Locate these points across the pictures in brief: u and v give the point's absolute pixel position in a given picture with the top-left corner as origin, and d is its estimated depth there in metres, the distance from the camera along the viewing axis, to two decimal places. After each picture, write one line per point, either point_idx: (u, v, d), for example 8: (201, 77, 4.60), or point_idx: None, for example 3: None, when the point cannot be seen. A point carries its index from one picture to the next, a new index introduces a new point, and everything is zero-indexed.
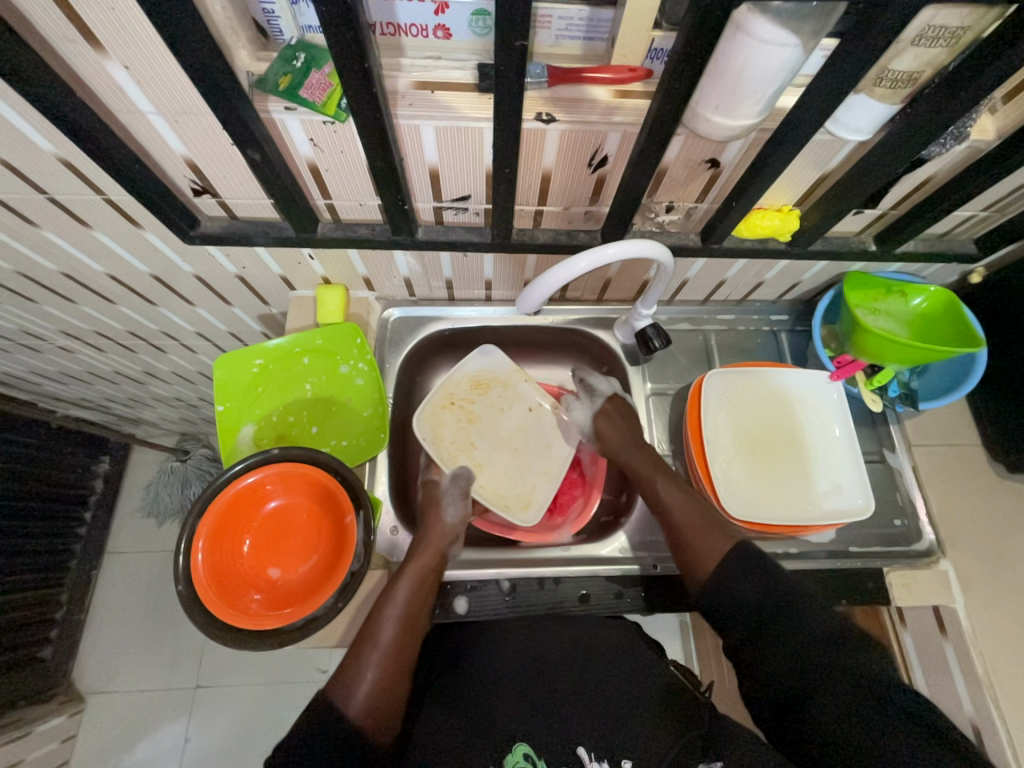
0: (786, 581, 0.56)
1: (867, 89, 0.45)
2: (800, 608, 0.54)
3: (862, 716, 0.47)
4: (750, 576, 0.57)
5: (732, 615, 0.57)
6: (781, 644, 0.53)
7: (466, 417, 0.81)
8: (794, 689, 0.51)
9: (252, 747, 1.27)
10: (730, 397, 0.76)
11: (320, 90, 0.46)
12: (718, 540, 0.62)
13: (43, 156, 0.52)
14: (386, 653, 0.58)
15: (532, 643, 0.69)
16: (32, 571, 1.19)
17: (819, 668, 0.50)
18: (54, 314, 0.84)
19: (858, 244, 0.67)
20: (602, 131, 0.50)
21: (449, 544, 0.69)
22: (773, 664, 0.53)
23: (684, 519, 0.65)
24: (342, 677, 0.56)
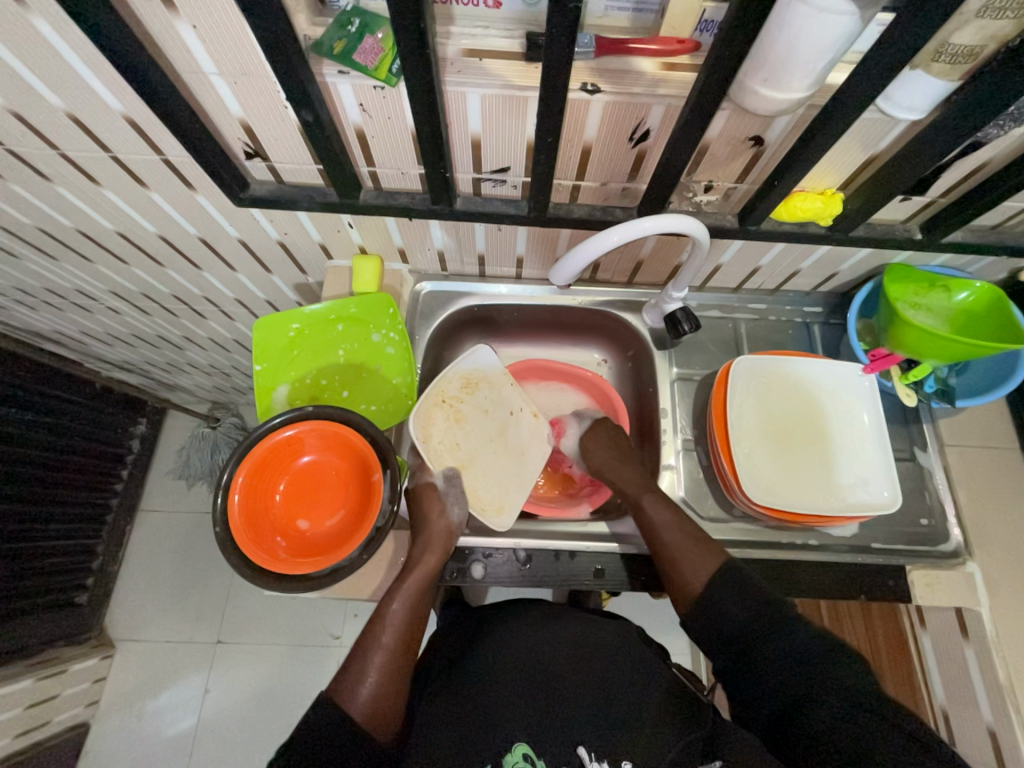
0: (771, 600, 0.59)
1: (924, 64, 0.45)
2: (785, 624, 0.57)
3: (849, 724, 0.51)
4: (737, 594, 0.60)
5: (722, 633, 0.59)
6: (772, 659, 0.56)
7: (454, 417, 0.78)
8: (787, 699, 0.54)
9: (269, 701, 1.33)
10: (757, 387, 0.75)
11: (373, 55, 0.48)
12: (702, 554, 0.64)
13: (112, 115, 0.55)
14: (389, 657, 0.59)
15: (532, 638, 0.71)
16: (74, 520, 1.26)
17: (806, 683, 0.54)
18: (107, 274, 0.89)
19: (903, 232, 0.65)
20: (646, 104, 0.51)
21: (451, 544, 0.68)
22: (765, 678, 0.56)
23: (671, 540, 0.65)
24: (346, 679, 0.57)
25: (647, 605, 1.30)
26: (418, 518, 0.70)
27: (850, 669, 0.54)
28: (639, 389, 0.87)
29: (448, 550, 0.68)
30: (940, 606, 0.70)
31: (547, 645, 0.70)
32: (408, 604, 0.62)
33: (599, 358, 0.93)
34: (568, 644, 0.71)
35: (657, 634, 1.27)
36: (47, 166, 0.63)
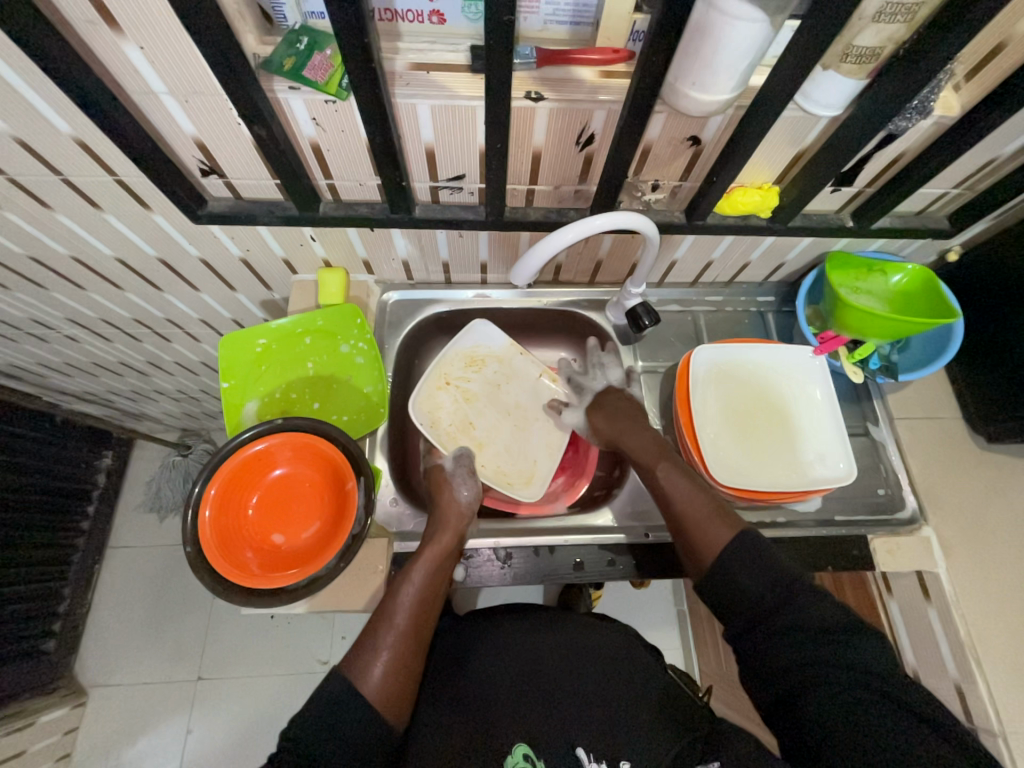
0: (789, 571, 0.56)
1: (835, 65, 0.49)
2: (800, 601, 0.55)
3: (865, 712, 0.49)
4: (754, 569, 0.57)
5: (736, 605, 0.57)
6: (786, 635, 0.54)
7: (462, 396, 0.85)
8: (799, 682, 0.52)
9: (256, 735, 1.29)
10: (741, 358, 0.79)
11: (323, 70, 0.49)
12: (716, 527, 0.62)
13: (60, 137, 0.55)
14: (401, 637, 0.59)
15: (526, 646, 0.72)
16: (38, 561, 1.21)
17: (819, 660, 0.52)
18: (62, 301, 0.87)
19: (837, 221, 0.70)
20: (588, 109, 0.53)
21: (467, 525, 0.68)
22: (777, 657, 0.53)
23: (685, 511, 0.64)
24: (360, 656, 0.57)
25: (635, 602, 1.31)
26: (433, 501, 0.72)
27: (866, 649, 0.52)
28: None
29: (462, 531, 0.68)
30: (902, 571, 0.74)
31: (540, 652, 0.71)
32: (422, 583, 0.62)
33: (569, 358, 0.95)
34: (560, 649, 0.72)
35: (647, 629, 1.28)
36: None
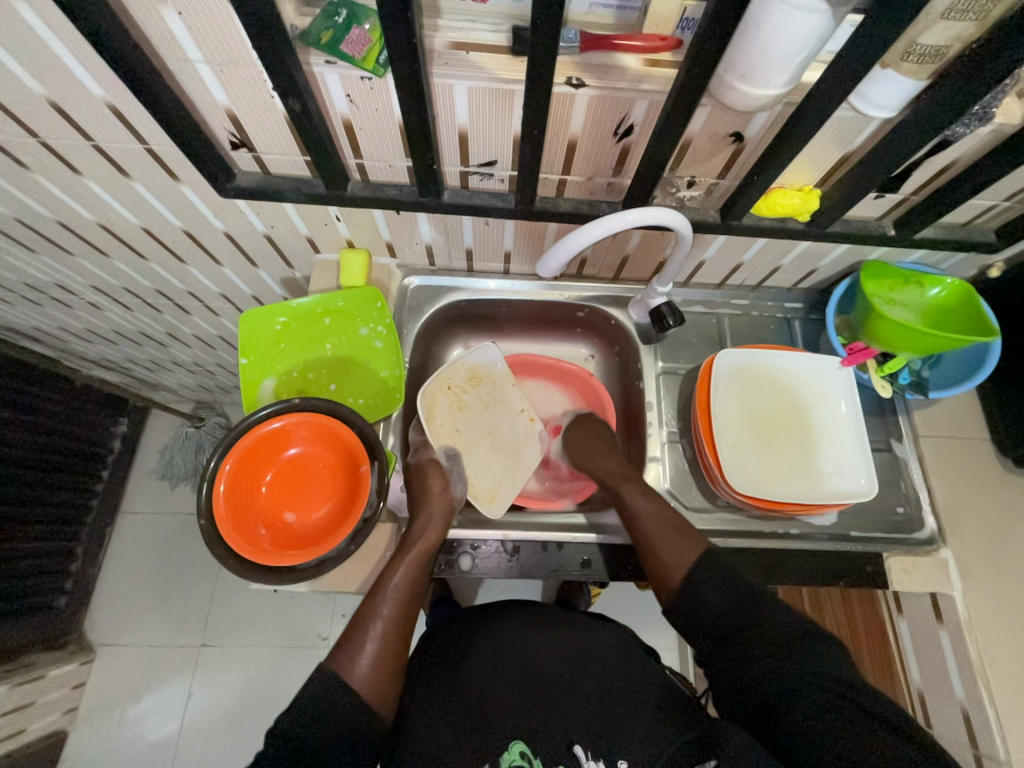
0: (751, 588, 0.59)
1: (894, 63, 0.46)
2: (763, 613, 0.56)
3: (840, 722, 0.49)
4: (721, 584, 0.59)
5: (703, 622, 0.58)
6: (750, 648, 0.55)
7: (456, 406, 0.80)
8: (768, 697, 0.52)
9: (254, 705, 1.31)
10: (742, 368, 0.77)
11: (360, 45, 0.48)
12: (682, 546, 0.63)
13: (94, 102, 0.54)
14: (387, 628, 0.58)
15: (523, 646, 0.71)
16: (52, 521, 1.23)
17: (789, 680, 0.52)
18: (87, 267, 0.87)
19: (878, 228, 0.67)
20: (630, 98, 0.52)
21: (450, 517, 0.69)
22: (744, 673, 0.54)
23: (651, 529, 0.66)
24: (346, 650, 0.57)
25: (635, 603, 1.30)
26: (416, 494, 0.71)
27: (827, 653, 0.53)
28: (626, 382, 0.88)
29: (447, 523, 0.69)
30: (915, 591, 0.72)
31: (537, 654, 0.70)
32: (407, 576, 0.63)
33: (587, 353, 0.94)
34: (559, 652, 0.70)
35: (645, 630, 1.28)
36: (27, 154, 0.62)
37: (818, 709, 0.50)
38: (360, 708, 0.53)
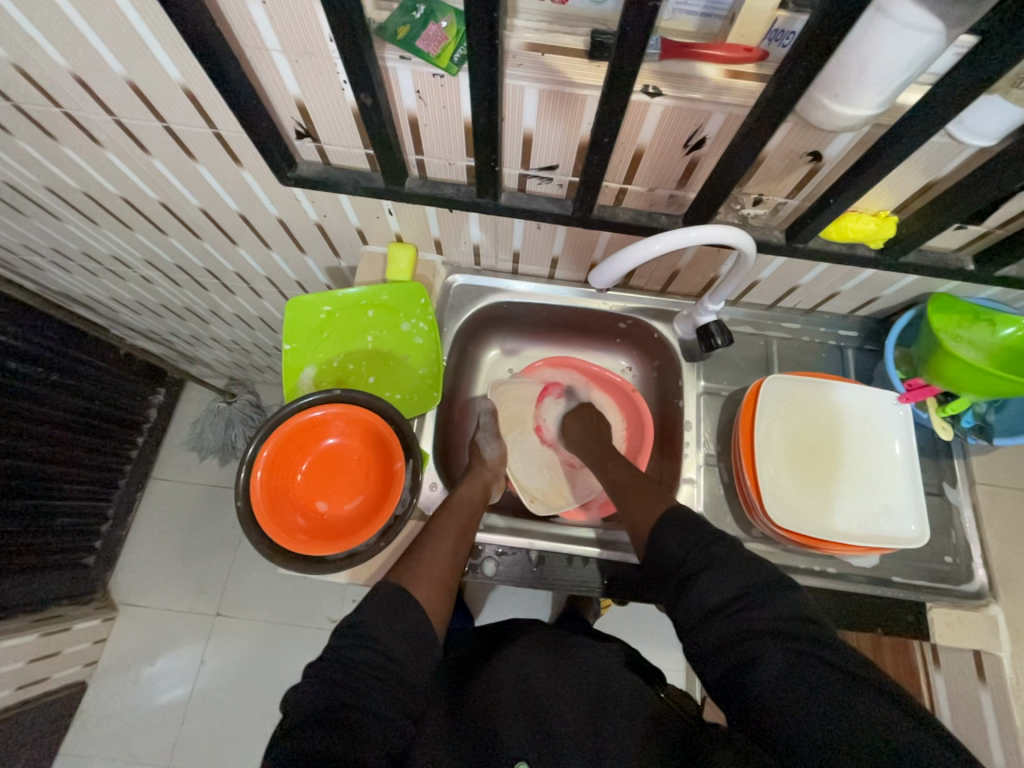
0: (706, 534, 0.59)
1: (1002, 90, 0.43)
2: (722, 560, 0.56)
3: (810, 682, 0.45)
4: (678, 534, 0.60)
5: (662, 572, 0.60)
6: (707, 593, 0.54)
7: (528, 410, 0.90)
8: (730, 655, 0.50)
9: (263, 678, 1.34)
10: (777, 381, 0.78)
11: (436, 43, 0.47)
12: (645, 506, 0.67)
13: (171, 84, 0.55)
14: (444, 554, 0.64)
15: (531, 664, 0.67)
16: (89, 481, 1.29)
17: (743, 633, 0.50)
18: (144, 242, 0.90)
19: (955, 262, 0.64)
20: (706, 111, 0.50)
21: (490, 475, 0.78)
22: (705, 626, 0.53)
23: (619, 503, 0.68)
24: (407, 570, 0.61)
25: (648, 618, 1.27)
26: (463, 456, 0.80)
27: (784, 599, 0.51)
28: (664, 399, 0.86)
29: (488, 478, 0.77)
30: (959, 647, 0.69)
31: (543, 675, 0.65)
32: (461, 513, 0.69)
33: (625, 365, 0.92)
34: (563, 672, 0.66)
35: (654, 650, 1.26)
36: (100, 131, 0.64)
37: (782, 668, 0.47)
38: (422, 617, 0.57)
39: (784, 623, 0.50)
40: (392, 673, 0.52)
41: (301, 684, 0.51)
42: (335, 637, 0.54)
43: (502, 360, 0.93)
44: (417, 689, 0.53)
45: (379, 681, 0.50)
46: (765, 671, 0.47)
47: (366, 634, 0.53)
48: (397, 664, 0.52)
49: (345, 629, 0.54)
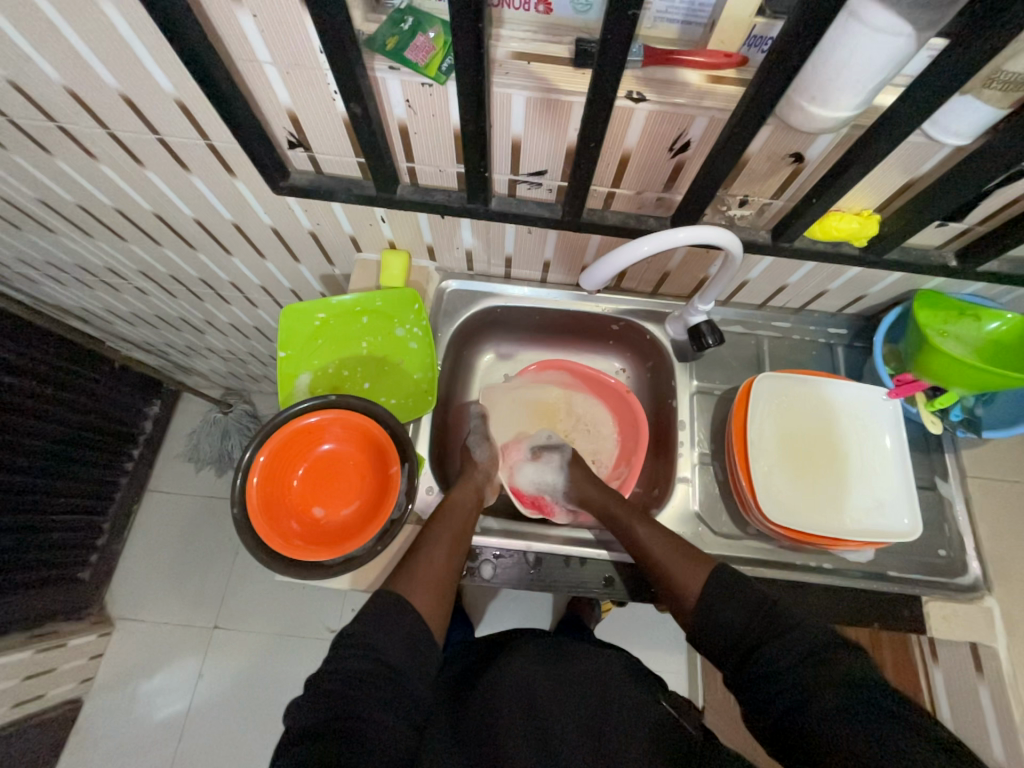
0: (761, 595, 0.57)
1: (975, 90, 0.45)
2: (783, 628, 0.54)
3: (882, 745, 0.43)
4: (733, 601, 0.58)
5: (722, 644, 0.57)
6: (766, 664, 0.52)
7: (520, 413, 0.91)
8: (793, 717, 0.48)
9: (262, 691, 1.33)
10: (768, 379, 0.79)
11: (424, 53, 0.48)
12: (692, 571, 0.63)
13: (164, 97, 0.56)
14: (438, 560, 0.64)
15: (533, 671, 0.67)
16: (84, 494, 1.28)
17: (799, 684, 0.49)
18: (138, 253, 0.90)
19: (938, 258, 0.65)
20: (689, 115, 0.51)
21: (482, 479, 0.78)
22: (769, 695, 0.51)
23: (660, 558, 0.65)
24: (402, 577, 0.61)
25: (648, 621, 1.27)
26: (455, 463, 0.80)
27: (839, 660, 0.50)
28: (658, 399, 0.86)
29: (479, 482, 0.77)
30: (953, 640, 0.69)
31: (543, 682, 0.65)
32: (454, 518, 0.69)
33: (618, 367, 0.93)
34: (565, 680, 0.66)
35: (656, 653, 1.25)
36: (95, 144, 0.65)
37: (846, 728, 0.45)
38: (419, 623, 0.56)
39: (844, 685, 0.48)
40: (391, 680, 0.51)
41: (301, 696, 0.51)
42: (331, 648, 0.54)
43: (496, 364, 0.94)
44: (417, 697, 0.52)
45: (377, 689, 0.50)
46: (834, 731, 0.46)
47: (362, 644, 0.53)
48: (394, 671, 0.52)
49: (341, 639, 0.53)
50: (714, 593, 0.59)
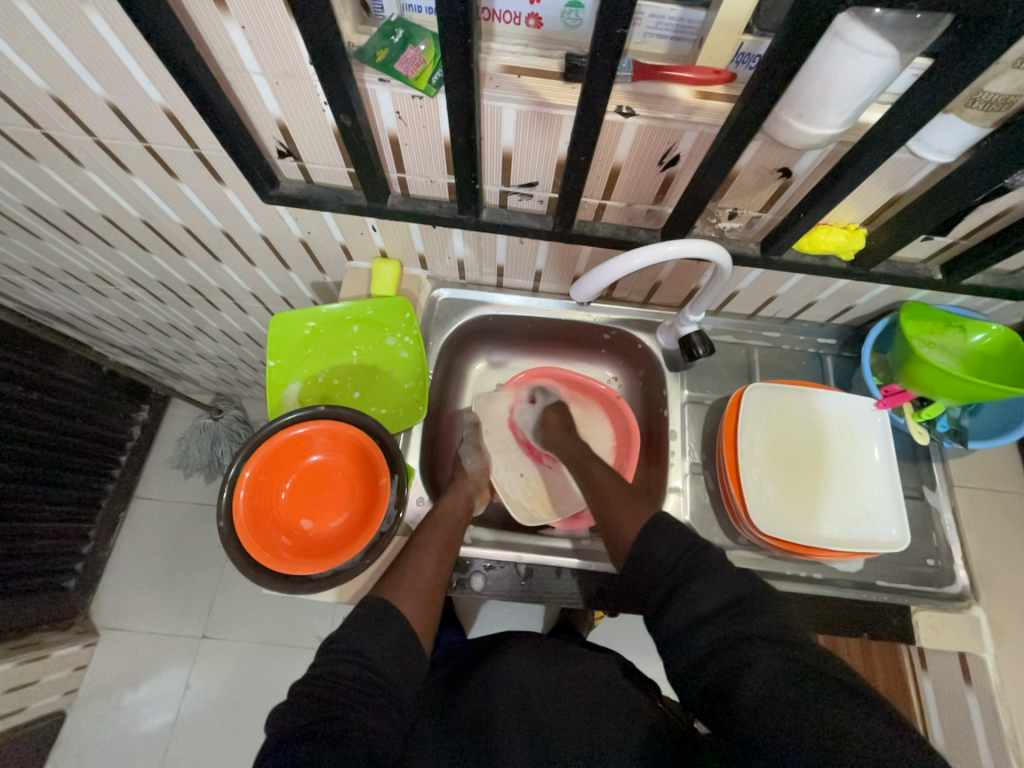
0: (696, 543, 0.57)
1: (957, 109, 0.46)
2: (710, 569, 0.54)
3: (798, 691, 0.44)
4: (666, 540, 0.58)
5: (651, 585, 0.57)
6: (692, 605, 0.52)
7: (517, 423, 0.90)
8: (717, 664, 0.48)
9: (249, 702, 1.31)
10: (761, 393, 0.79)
11: (414, 66, 0.48)
12: (633, 502, 0.67)
13: (152, 106, 0.56)
14: (428, 569, 0.63)
15: (522, 670, 0.66)
16: (69, 502, 1.26)
17: (734, 638, 0.49)
18: (126, 260, 0.89)
19: (924, 272, 0.66)
20: (679, 130, 0.51)
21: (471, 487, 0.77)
22: (692, 637, 0.51)
23: (607, 491, 0.71)
24: (393, 586, 0.60)
25: (641, 628, 1.26)
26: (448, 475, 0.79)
27: (773, 613, 0.50)
28: (650, 409, 0.87)
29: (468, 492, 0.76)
30: (942, 650, 0.69)
31: (533, 682, 0.64)
32: (444, 527, 0.68)
33: (610, 375, 0.93)
34: (556, 680, 0.65)
35: (647, 661, 1.24)
36: (81, 152, 0.64)
37: (769, 675, 0.46)
38: (407, 630, 0.56)
39: (769, 634, 0.49)
40: (376, 686, 0.51)
41: (284, 704, 0.49)
42: (319, 656, 0.53)
43: (488, 372, 0.94)
44: (404, 705, 0.52)
45: (360, 694, 0.50)
46: (766, 691, 0.45)
47: (350, 650, 0.52)
48: (382, 676, 0.52)
49: (328, 648, 0.53)
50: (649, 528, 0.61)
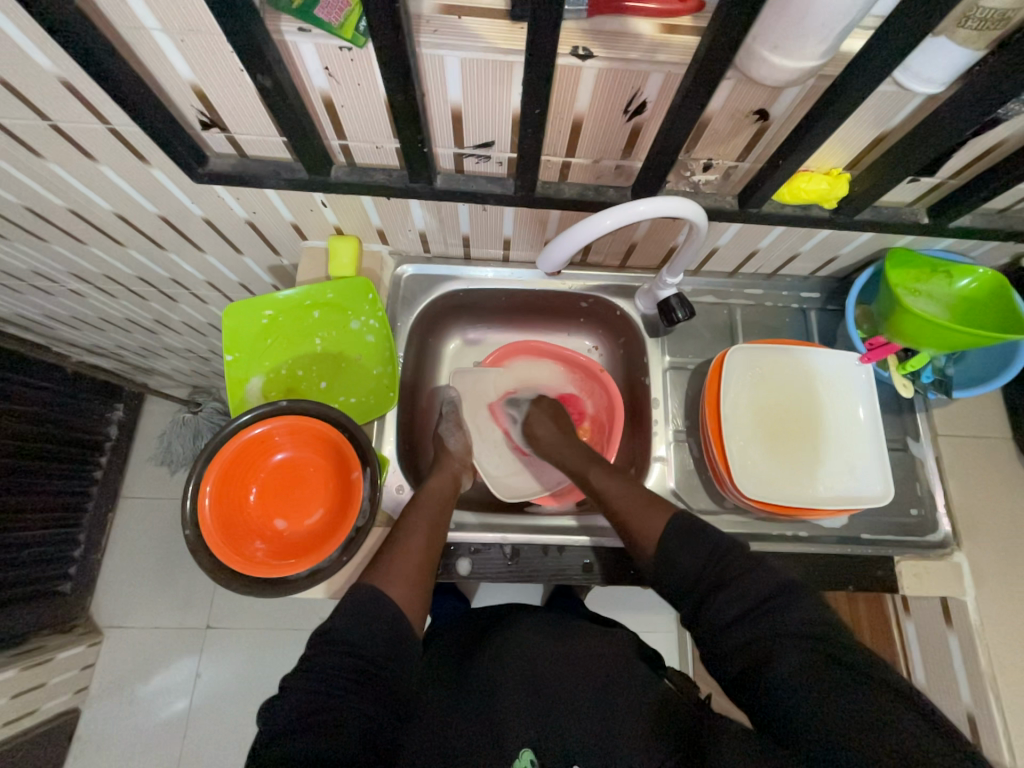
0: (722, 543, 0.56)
1: (949, 30, 0.41)
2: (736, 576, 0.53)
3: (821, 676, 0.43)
4: (689, 544, 0.57)
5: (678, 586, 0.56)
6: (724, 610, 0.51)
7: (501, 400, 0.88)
8: (752, 653, 0.48)
9: (258, 686, 1.33)
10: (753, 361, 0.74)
11: (337, 10, 0.42)
12: (650, 515, 0.62)
13: (46, 76, 0.49)
14: (416, 549, 0.62)
15: (530, 645, 0.66)
16: (53, 509, 1.22)
17: (762, 631, 0.48)
18: (65, 254, 0.82)
19: (910, 216, 0.63)
20: (643, 72, 0.46)
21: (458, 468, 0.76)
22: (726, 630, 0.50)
23: (621, 505, 0.65)
24: (381, 570, 0.59)
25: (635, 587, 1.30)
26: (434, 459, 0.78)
27: (795, 609, 0.49)
28: (632, 379, 0.84)
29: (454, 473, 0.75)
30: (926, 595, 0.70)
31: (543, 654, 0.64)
32: (427, 509, 0.67)
33: (590, 345, 0.90)
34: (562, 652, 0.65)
35: (643, 617, 1.28)
36: None
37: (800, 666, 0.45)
38: (400, 616, 0.55)
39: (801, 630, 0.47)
40: (378, 677, 0.50)
41: (276, 694, 0.49)
42: (313, 644, 0.52)
43: (464, 350, 0.90)
44: (400, 689, 0.51)
45: (360, 686, 0.49)
46: (800, 688, 0.44)
47: (341, 640, 0.51)
48: (377, 665, 0.51)
49: (322, 636, 0.51)
50: (670, 536, 0.58)
